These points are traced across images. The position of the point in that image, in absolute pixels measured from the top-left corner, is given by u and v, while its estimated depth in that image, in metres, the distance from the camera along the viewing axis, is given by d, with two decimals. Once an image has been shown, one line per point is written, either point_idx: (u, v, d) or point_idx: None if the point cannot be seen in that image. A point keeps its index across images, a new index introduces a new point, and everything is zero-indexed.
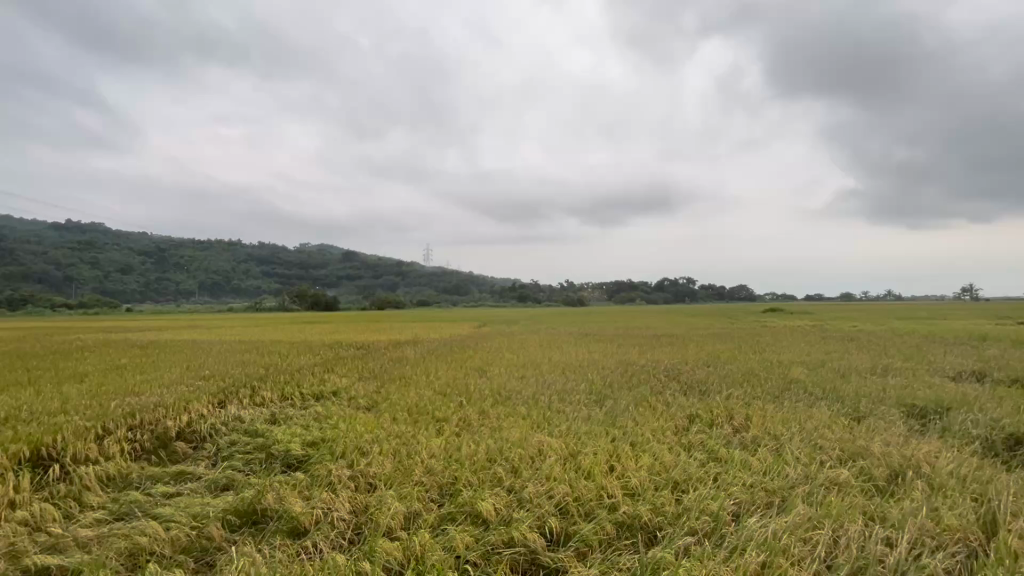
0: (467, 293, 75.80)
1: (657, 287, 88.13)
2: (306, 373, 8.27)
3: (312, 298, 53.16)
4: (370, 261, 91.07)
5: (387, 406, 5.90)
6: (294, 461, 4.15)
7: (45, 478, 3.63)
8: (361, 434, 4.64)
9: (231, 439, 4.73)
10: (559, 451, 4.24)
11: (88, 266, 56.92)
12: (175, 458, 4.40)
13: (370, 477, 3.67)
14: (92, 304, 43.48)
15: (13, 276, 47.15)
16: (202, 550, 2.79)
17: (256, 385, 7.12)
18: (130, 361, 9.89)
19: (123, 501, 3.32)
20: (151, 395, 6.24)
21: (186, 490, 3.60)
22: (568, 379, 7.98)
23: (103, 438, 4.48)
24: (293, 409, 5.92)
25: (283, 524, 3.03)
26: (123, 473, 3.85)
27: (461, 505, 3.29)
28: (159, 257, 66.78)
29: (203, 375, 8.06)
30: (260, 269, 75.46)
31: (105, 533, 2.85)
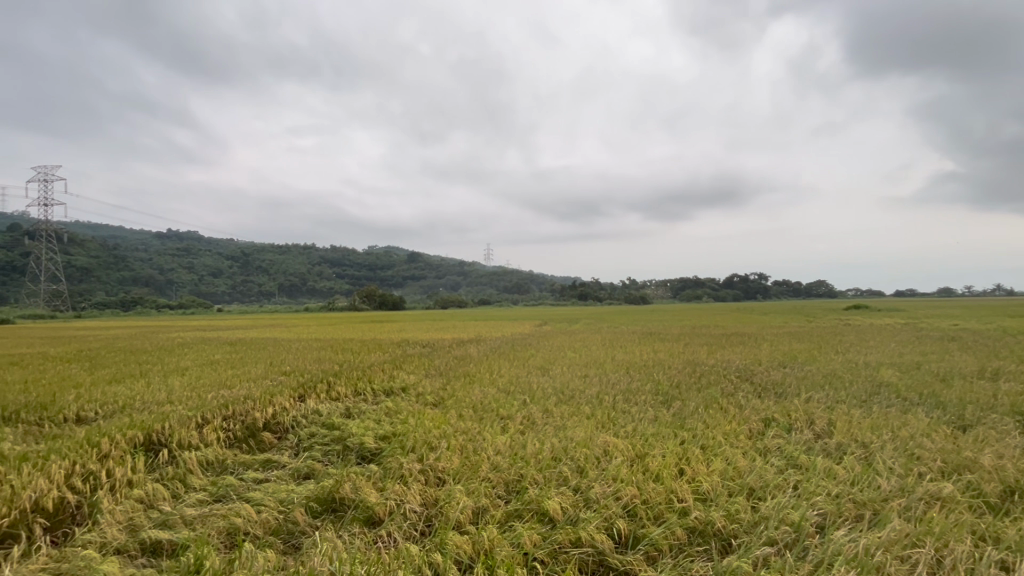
0: (527, 293, 76.04)
1: (726, 284, 84.08)
2: (377, 370, 8.67)
3: (380, 298, 55.57)
4: (434, 262, 93.75)
5: (453, 403, 6.06)
6: (368, 453, 4.37)
7: (156, 462, 4.05)
8: (430, 429, 4.79)
9: (311, 431, 5.05)
10: (625, 451, 4.17)
11: (185, 270, 62.86)
12: (262, 447, 4.76)
13: (439, 472, 3.79)
14: (190, 305, 47.97)
15: (126, 280, 53.08)
16: (288, 533, 3.01)
17: (331, 380, 7.56)
18: (223, 357, 10.81)
19: (220, 484, 3.65)
20: (241, 388, 6.80)
21: (273, 476, 3.89)
22: (633, 379, 7.79)
23: (202, 426, 4.94)
24: (365, 404, 6.21)
25: (359, 513, 3.20)
26: (220, 459, 4.22)
27: (528, 503, 3.32)
28: (244, 261, 72.45)
29: (284, 371, 8.64)
30: (332, 270, 79.80)
31: (206, 513, 3.14)
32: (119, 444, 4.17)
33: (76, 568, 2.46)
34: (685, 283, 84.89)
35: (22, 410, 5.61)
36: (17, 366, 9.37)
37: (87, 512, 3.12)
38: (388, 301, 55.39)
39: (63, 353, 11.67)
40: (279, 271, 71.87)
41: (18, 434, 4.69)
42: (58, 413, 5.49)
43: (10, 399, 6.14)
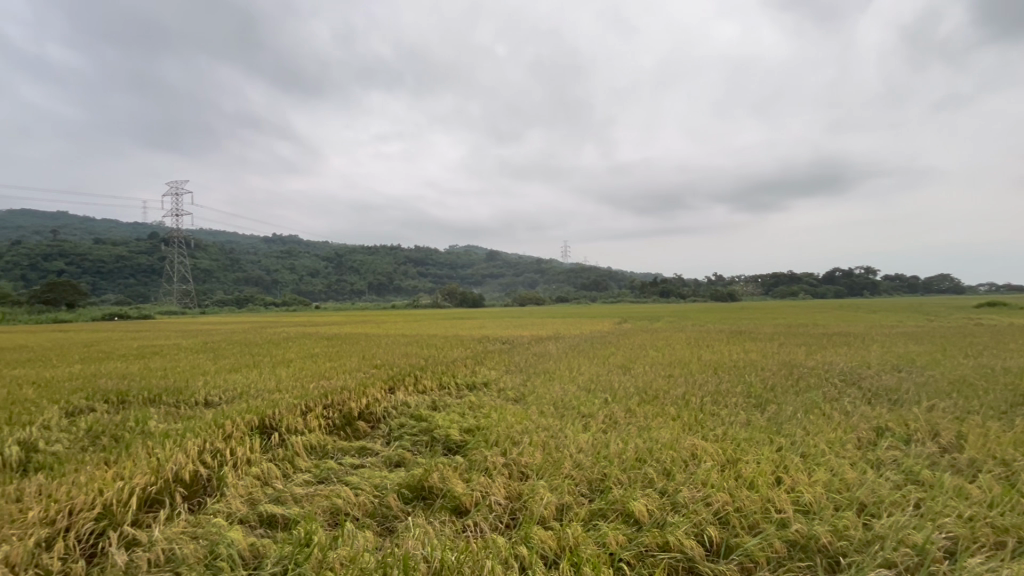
0: (605, 291, 74.78)
1: (826, 279, 77.00)
2: (460, 365, 8.96)
3: (461, 295, 57.54)
4: (512, 260, 95.05)
5: (533, 399, 6.11)
6: (453, 445, 4.55)
7: (269, 443, 4.50)
8: (512, 424, 4.88)
9: (400, 422, 5.34)
10: (715, 456, 3.97)
11: (288, 270, 69.01)
12: (358, 434, 5.12)
13: (521, 466, 3.84)
14: (293, 302, 52.76)
15: (240, 279, 59.33)
16: (383, 516, 3.21)
17: (418, 374, 7.92)
18: (322, 350, 11.74)
19: (322, 467, 3.97)
20: (338, 379, 7.36)
21: (368, 462, 4.17)
22: (722, 380, 7.38)
23: (306, 414, 5.40)
24: (450, 397, 6.46)
25: (447, 502, 3.34)
26: (322, 444, 4.59)
27: (612, 503, 3.27)
28: (338, 262, 78.08)
29: (374, 364, 9.21)
30: (416, 269, 83.62)
31: (311, 493, 3.43)
32: (239, 426, 4.67)
33: (209, 534, 2.79)
34: (778, 278, 78.75)
35: (163, 393, 6.48)
36: (157, 356, 10.83)
37: (215, 484, 3.54)
38: (468, 297, 57.22)
39: (191, 345, 13.30)
40: (369, 270, 76.60)
41: (160, 413, 5.44)
42: (190, 397, 6.28)
43: (154, 383, 7.13)
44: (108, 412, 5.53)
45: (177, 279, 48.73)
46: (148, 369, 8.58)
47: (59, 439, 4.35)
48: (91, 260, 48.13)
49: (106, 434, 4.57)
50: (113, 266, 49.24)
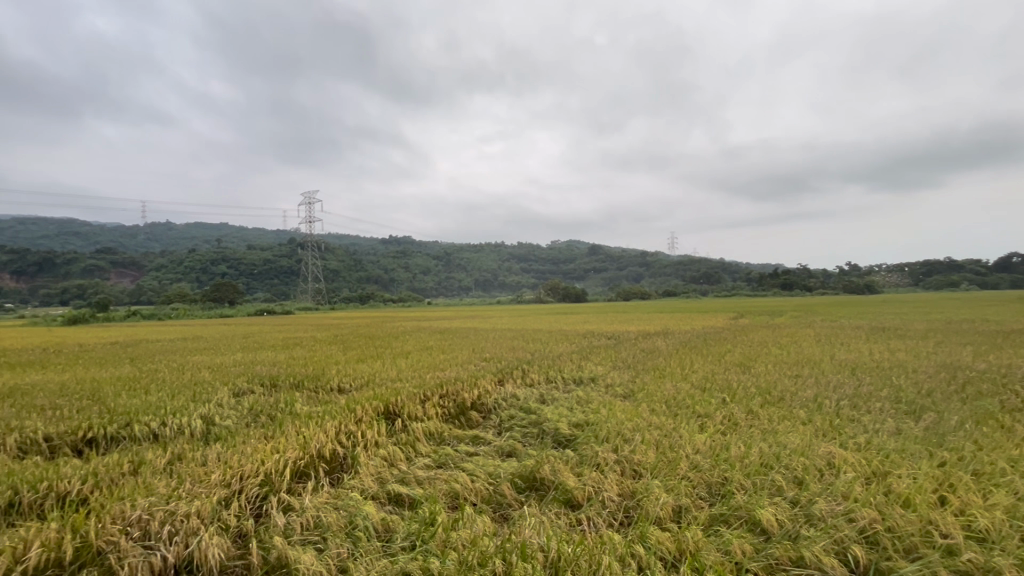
0: (717, 284, 69.99)
1: (999, 267, 64.49)
2: (566, 360, 8.97)
3: (564, 290, 57.60)
4: (615, 253, 92.94)
5: (644, 397, 5.92)
6: (562, 439, 4.58)
7: (394, 428, 4.90)
8: (623, 421, 4.77)
9: (510, 414, 5.49)
10: (858, 467, 3.52)
11: (403, 268, 74.27)
12: (471, 424, 5.37)
13: (634, 464, 3.75)
14: (407, 298, 56.71)
15: (362, 278, 65.16)
16: (498, 503, 3.34)
17: (526, 368, 8.09)
18: (436, 343, 12.50)
19: (441, 453, 4.23)
20: (451, 371, 7.79)
21: (481, 451, 4.36)
22: (863, 382, 6.54)
23: (424, 402, 5.79)
24: (558, 392, 6.50)
25: (559, 494, 3.37)
26: (439, 431, 4.88)
27: (734, 508, 3.07)
28: (446, 259, 82.17)
29: (484, 357, 9.57)
30: (519, 265, 85.28)
31: (432, 476, 3.67)
32: (368, 411, 5.15)
33: (348, 506, 3.11)
34: (932, 266, 67.53)
35: (306, 380, 7.35)
36: (299, 346, 12.31)
37: (350, 463, 3.93)
38: (570, 292, 57.19)
39: (325, 337, 14.92)
40: (475, 267, 79.70)
41: (304, 397, 6.19)
42: (327, 383, 7.05)
43: (298, 370, 8.12)
44: (264, 394, 6.43)
45: (311, 278, 54.90)
46: (292, 358, 9.80)
47: (229, 415, 5.15)
48: (245, 264, 56.04)
49: (264, 413, 5.32)
50: (262, 267, 56.86)
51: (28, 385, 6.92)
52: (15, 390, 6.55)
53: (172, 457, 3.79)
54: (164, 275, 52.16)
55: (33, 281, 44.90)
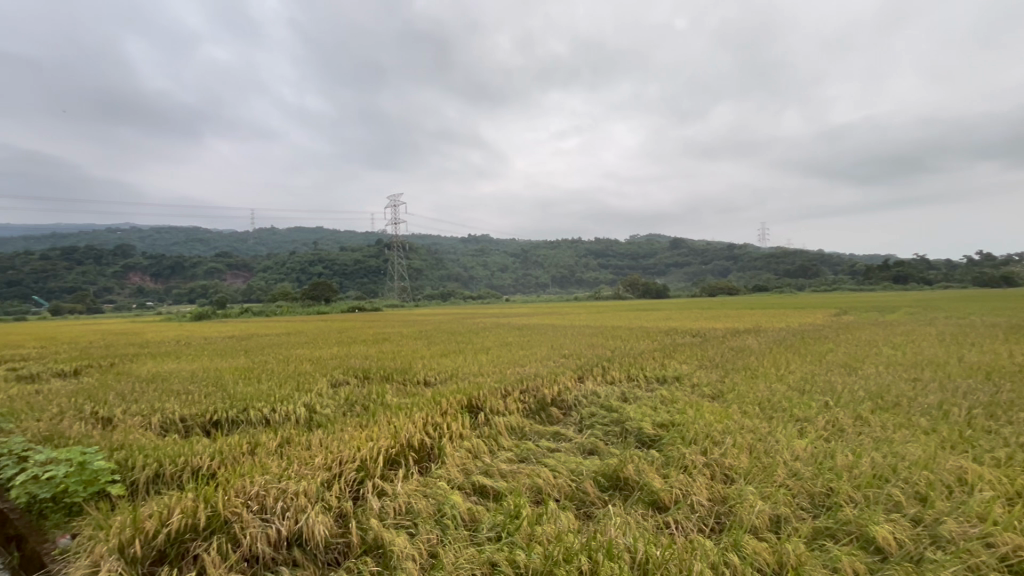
0: (816, 278, 64.27)
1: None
2: (648, 357, 8.71)
3: (644, 286, 55.75)
4: (698, 246, 88.47)
5: (734, 397, 5.59)
6: (646, 439, 4.46)
7: (476, 421, 5.03)
8: (712, 423, 4.54)
9: (591, 411, 5.44)
10: (997, 486, 3.09)
11: (481, 265, 76.03)
12: (552, 420, 5.39)
13: (725, 468, 3.56)
14: (486, 296, 57.85)
15: (443, 276, 67.60)
16: (581, 501, 3.32)
17: (606, 365, 7.95)
18: (514, 339, 12.68)
19: (523, 447, 4.28)
20: (531, 366, 7.87)
21: (563, 447, 4.35)
22: (1001, 388, 5.68)
23: (505, 397, 5.89)
24: (640, 390, 6.32)
25: (644, 496, 3.28)
26: (520, 426, 4.94)
27: (841, 522, 2.81)
28: (523, 257, 82.87)
29: (563, 354, 9.53)
30: (597, 261, 83.96)
31: (516, 470, 3.72)
32: (452, 404, 5.34)
33: (436, 494, 3.25)
34: None
35: (394, 373, 7.78)
36: (387, 341, 13.06)
37: (437, 453, 4.11)
38: (651, 288, 55.26)
39: (411, 332, 15.69)
40: (552, 263, 79.65)
41: (394, 389, 6.57)
42: (414, 376, 7.41)
43: (387, 363, 8.61)
44: (359, 385, 6.91)
45: (396, 277, 57.90)
46: (381, 352, 10.41)
47: (329, 404, 5.59)
48: (338, 264, 60.35)
49: (358, 403, 5.70)
50: (353, 267, 60.89)
51: (166, 372, 7.98)
52: (157, 377, 7.58)
53: (282, 440, 4.18)
54: (270, 275, 57.65)
55: (167, 282, 51.53)
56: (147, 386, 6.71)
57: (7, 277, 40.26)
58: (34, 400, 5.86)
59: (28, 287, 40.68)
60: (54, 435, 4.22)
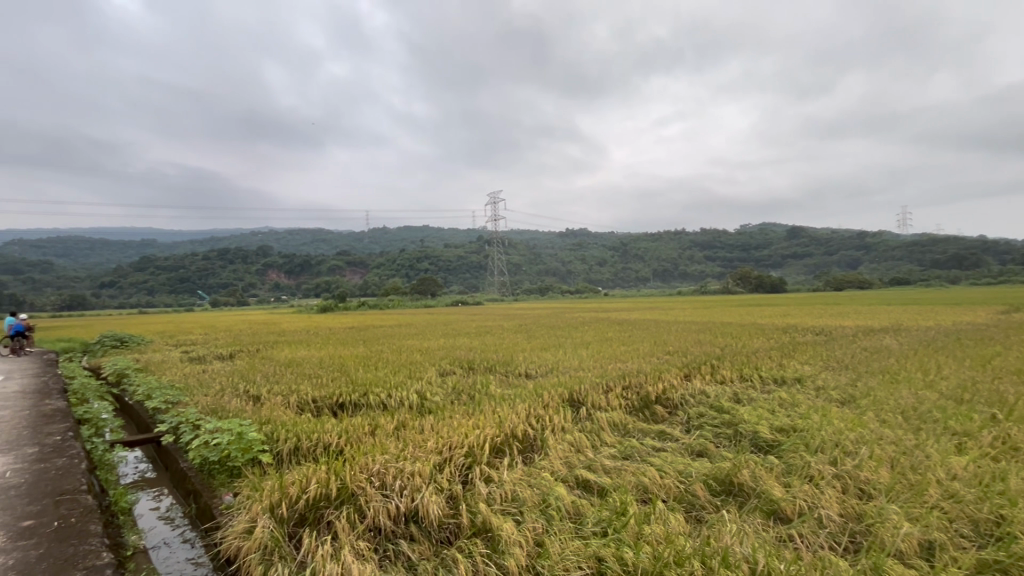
0: (974, 270, 54.67)
1: None
2: (764, 356, 8.04)
3: (757, 280, 51.48)
4: (822, 234, 79.51)
5: (869, 403, 4.97)
6: (763, 444, 4.14)
7: (578, 415, 5.02)
8: (843, 430, 4.08)
9: (700, 411, 5.16)
10: None
11: (579, 259, 75.41)
12: (656, 419, 5.19)
13: (861, 483, 3.18)
14: (584, 290, 57.29)
15: (541, 271, 68.13)
16: (690, 503, 3.17)
17: (714, 364, 7.48)
18: (615, 334, 12.42)
19: (626, 445, 4.19)
20: (633, 363, 7.65)
21: (668, 447, 4.18)
22: None
23: (607, 392, 5.80)
24: (755, 392, 5.85)
25: (762, 504, 3.05)
26: (623, 423, 4.83)
27: (1016, 556, 2.38)
28: (622, 250, 80.68)
29: (667, 350, 9.15)
30: (703, 253, 79.11)
31: (620, 467, 3.66)
32: (554, 397, 5.38)
33: (540, 485, 3.31)
34: None
35: (496, 364, 8.01)
36: (489, 333, 13.51)
37: (539, 445, 4.17)
38: (765, 282, 50.77)
39: (512, 326, 16.06)
40: (653, 256, 76.62)
41: (497, 380, 6.79)
42: (516, 369, 7.58)
43: (490, 355, 8.90)
44: (464, 375, 7.24)
45: (496, 272, 59.50)
46: (484, 344, 10.79)
47: (438, 392, 5.92)
48: (442, 261, 63.53)
49: (464, 392, 5.97)
50: (455, 262, 63.71)
51: (301, 358, 9.02)
52: (293, 362, 8.58)
53: (398, 423, 4.52)
54: (382, 271, 62.39)
55: (298, 278, 58.12)
56: (286, 370, 7.64)
57: (179, 274, 48.18)
58: (203, 378, 6.97)
59: (194, 283, 48.47)
60: (218, 407, 4.99)
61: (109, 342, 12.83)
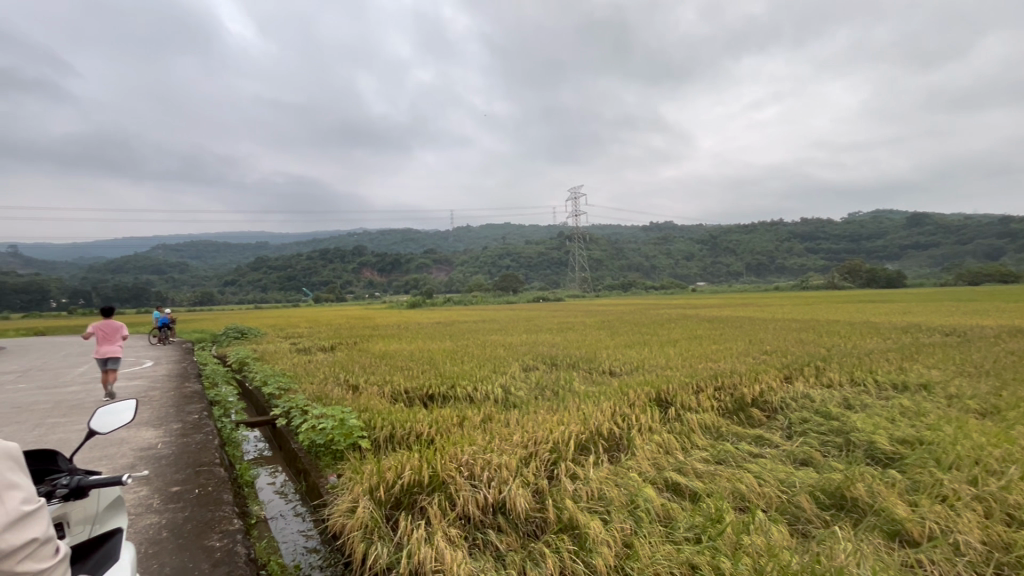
0: None
1: None
2: (880, 358, 7.22)
3: (869, 273, 46.28)
4: (953, 221, 69.57)
5: (1017, 416, 4.27)
6: (881, 456, 3.73)
7: (667, 416, 4.83)
8: (984, 446, 3.55)
9: (803, 416, 4.75)
10: None
11: (665, 254, 72.53)
12: (753, 423, 4.85)
13: (1008, 507, 2.76)
14: (669, 285, 55.00)
15: (623, 266, 66.44)
16: (794, 515, 2.93)
17: (820, 365, 6.83)
18: (705, 332, 11.78)
19: (719, 448, 3.96)
20: (726, 362, 7.21)
21: (768, 453, 3.89)
22: None
23: (698, 393, 5.53)
24: (870, 398, 5.27)
25: (881, 523, 2.75)
26: (715, 425, 4.58)
27: None
28: (712, 242, 76.27)
29: (764, 350, 8.53)
30: (804, 245, 72.58)
31: (713, 472, 3.46)
32: (640, 396, 5.23)
33: (628, 485, 3.22)
34: None
35: (579, 361, 7.94)
36: (571, 329, 13.42)
37: (626, 444, 4.08)
38: (880, 276, 45.50)
39: (594, 322, 15.83)
40: (746, 248, 71.64)
41: (580, 376, 6.73)
42: (599, 366, 7.46)
43: (572, 352, 8.83)
44: (547, 371, 7.25)
45: (577, 268, 58.96)
46: (566, 340, 10.73)
47: (522, 386, 5.99)
48: (524, 257, 64.16)
49: (548, 388, 6.00)
50: (537, 259, 64.02)
51: (393, 351, 9.56)
52: (387, 354, 9.13)
53: (484, 416, 4.64)
54: (466, 269, 64.35)
55: (389, 275, 61.69)
56: (380, 362, 8.15)
57: (287, 273, 53.15)
58: (309, 368, 7.64)
59: (300, 280, 53.26)
60: (322, 395, 5.45)
61: (232, 333, 14.51)
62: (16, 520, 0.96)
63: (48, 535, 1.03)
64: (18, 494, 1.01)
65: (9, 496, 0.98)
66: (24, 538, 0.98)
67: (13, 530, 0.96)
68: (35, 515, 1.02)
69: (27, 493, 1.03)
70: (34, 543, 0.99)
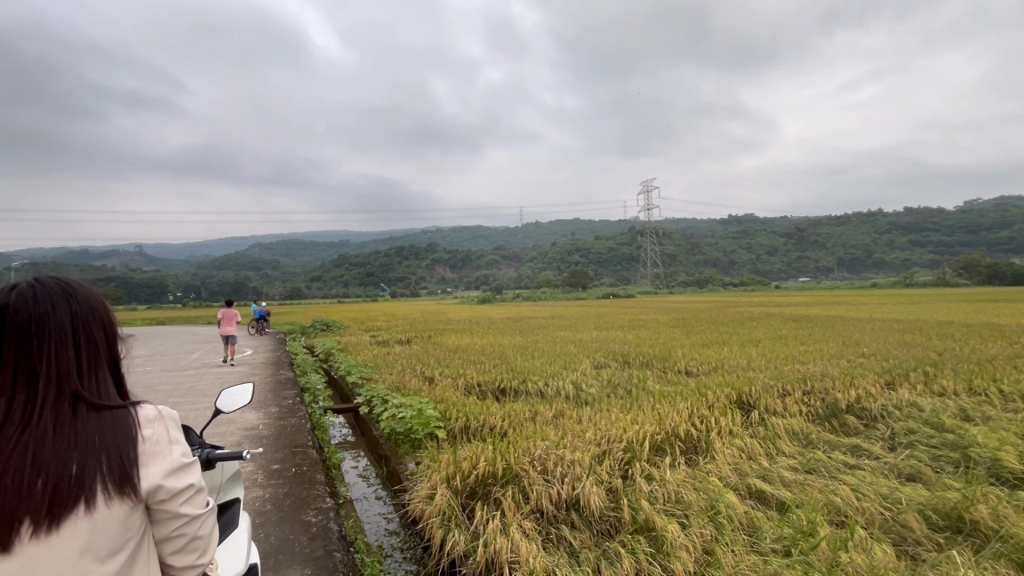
0: None
1: None
2: (1006, 366, 6.34)
3: (991, 268, 40.78)
4: None
5: None
6: (1008, 476, 3.29)
7: (749, 420, 4.56)
8: None
9: (910, 427, 4.29)
10: None
11: (745, 249, 68.40)
12: (848, 432, 4.46)
13: None
14: (750, 282, 51.78)
15: (699, 262, 63.46)
16: (900, 536, 2.67)
17: (930, 371, 6.13)
18: (793, 332, 10.95)
19: (809, 456, 3.69)
20: (816, 365, 6.68)
21: (866, 464, 3.57)
22: None
23: (784, 396, 5.17)
24: (993, 410, 4.65)
25: (1009, 551, 2.43)
26: (804, 431, 4.27)
27: None
28: (798, 236, 70.86)
29: (862, 352, 7.78)
30: (909, 237, 65.33)
31: (802, 481, 3.23)
32: (720, 398, 4.98)
33: (707, 490, 3.09)
34: None
35: (653, 360, 7.69)
36: (645, 327, 12.99)
37: (703, 447, 3.91)
38: (1005, 271, 39.95)
39: (669, 320, 15.24)
40: (839, 242, 65.76)
41: (654, 375, 6.53)
42: (675, 365, 7.19)
43: (646, 350, 8.57)
44: (620, 369, 7.10)
45: (650, 264, 57.10)
46: (640, 338, 10.44)
47: (593, 383, 5.93)
48: (593, 253, 63.18)
49: (621, 386, 5.89)
50: (607, 255, 62.79)
51: (465, 345, 9.80)
52: (460, 348, 9.37)
53: (555, 412, 4.64)
54: (535, 265, 64.49)
55: (460, 272, 63.22)
56: (453, 355, 8.39)
57: (366, 269, 56.10)
58: (388, 360, 8.03)
59: (378, 277, 56.00)
60: (401, 385, 5.72)
61: (319, 326, 15.57)
62: (178, 468, 1.05)
63: (204, 485, 1.10)
64: (180, 448, 1.11)
65: (173, 447, 1.08)
66: (185, 483, 1.06)
67: (177, 475, 1.04)
68: (195, 468, 1.11)
69: (188, 450, 1.12)
70: (192, 489, 1.06)
